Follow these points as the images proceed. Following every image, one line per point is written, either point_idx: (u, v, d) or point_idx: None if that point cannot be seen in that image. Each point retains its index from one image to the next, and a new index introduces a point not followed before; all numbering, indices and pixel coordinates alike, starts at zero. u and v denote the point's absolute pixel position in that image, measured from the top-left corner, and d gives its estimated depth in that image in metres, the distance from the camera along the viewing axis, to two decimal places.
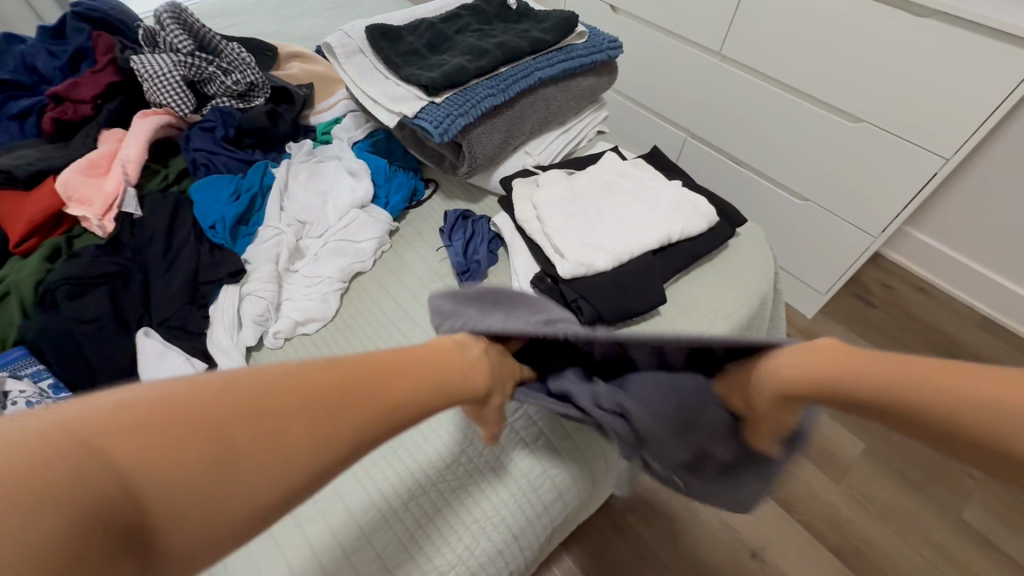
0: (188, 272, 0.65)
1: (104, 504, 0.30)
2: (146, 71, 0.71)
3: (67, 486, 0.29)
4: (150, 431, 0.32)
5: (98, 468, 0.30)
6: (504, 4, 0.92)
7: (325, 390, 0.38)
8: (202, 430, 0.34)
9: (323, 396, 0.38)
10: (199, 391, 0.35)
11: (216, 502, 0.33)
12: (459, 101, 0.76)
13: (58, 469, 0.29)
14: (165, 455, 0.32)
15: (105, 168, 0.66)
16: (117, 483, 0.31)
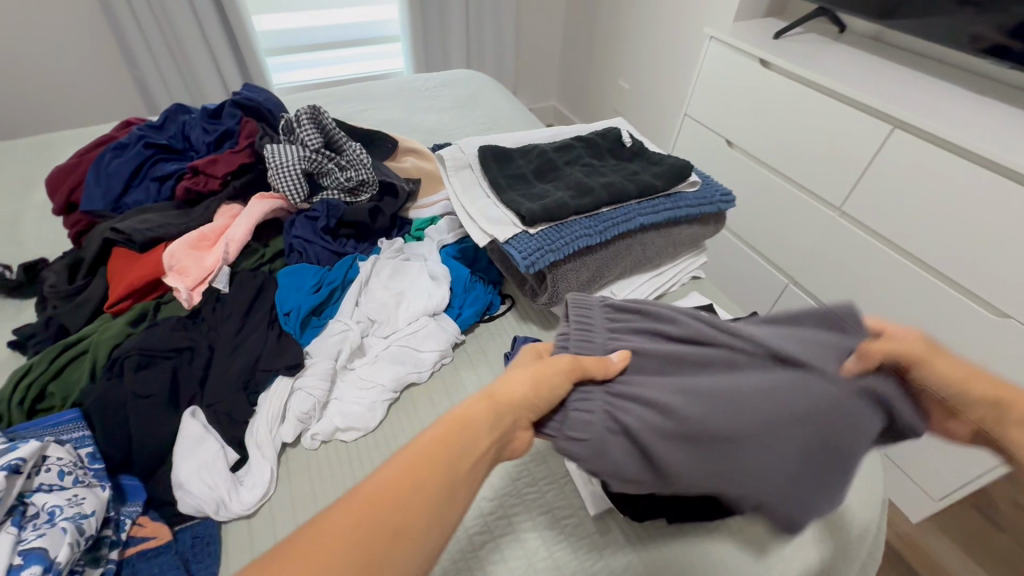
0: (251, 357, 0.66)
1: (384, 538, 0.36)
2: (275, 160, 0.77)
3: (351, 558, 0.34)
4: (349, 528, 0.35)
5: (363, 539, 0.35)
6: (619, 140, 0.92)
7: (473, 417, 0.44)
8: (408, 482, 0.38)
9: (467, 420, 0.44)
10: (390, 477, 0.39)
11: (444, 502, 0.39)
12: (553, 236, 0.74)
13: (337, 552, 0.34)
14: (387, 513, 0.37)
15: (212, 243, 0.70)
16: (383, 535, 0.36)
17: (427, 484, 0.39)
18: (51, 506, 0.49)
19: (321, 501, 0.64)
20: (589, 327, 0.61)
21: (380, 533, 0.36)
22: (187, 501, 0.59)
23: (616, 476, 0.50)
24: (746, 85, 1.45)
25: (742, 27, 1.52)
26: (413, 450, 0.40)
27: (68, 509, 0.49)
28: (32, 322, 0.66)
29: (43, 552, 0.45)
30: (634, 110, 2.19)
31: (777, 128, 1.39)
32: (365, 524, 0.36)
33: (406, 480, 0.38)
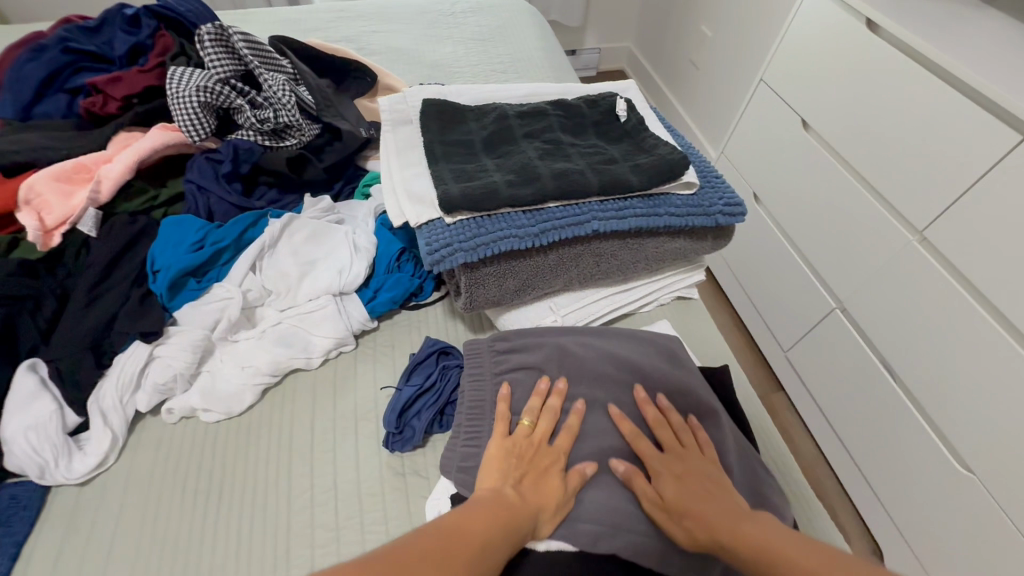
0: (104, 316, 0.59)
1: None
2: (176, 87, 0.65)
3: None
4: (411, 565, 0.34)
5: None
6: (611, 114, 0.72)
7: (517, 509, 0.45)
8: (456, 544, 0.38)
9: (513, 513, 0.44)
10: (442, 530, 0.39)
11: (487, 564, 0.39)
12: (471, 231, 0.58)
13: None
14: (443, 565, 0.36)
15: (87, 178, 0.62)
16: None
17: (489, 543, 0.40)
18: None
19: (158, 485, 0.58)
20: (484, 376, 0.59)
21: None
22: (11, 460, 0.54)
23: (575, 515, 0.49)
24: (839, 47, 1.11)
25: None
26: (463, 515, 0.41)
27: None
28: None
29: None
30: (710, 61, 1.84)
31: (864, 110, 1.06)
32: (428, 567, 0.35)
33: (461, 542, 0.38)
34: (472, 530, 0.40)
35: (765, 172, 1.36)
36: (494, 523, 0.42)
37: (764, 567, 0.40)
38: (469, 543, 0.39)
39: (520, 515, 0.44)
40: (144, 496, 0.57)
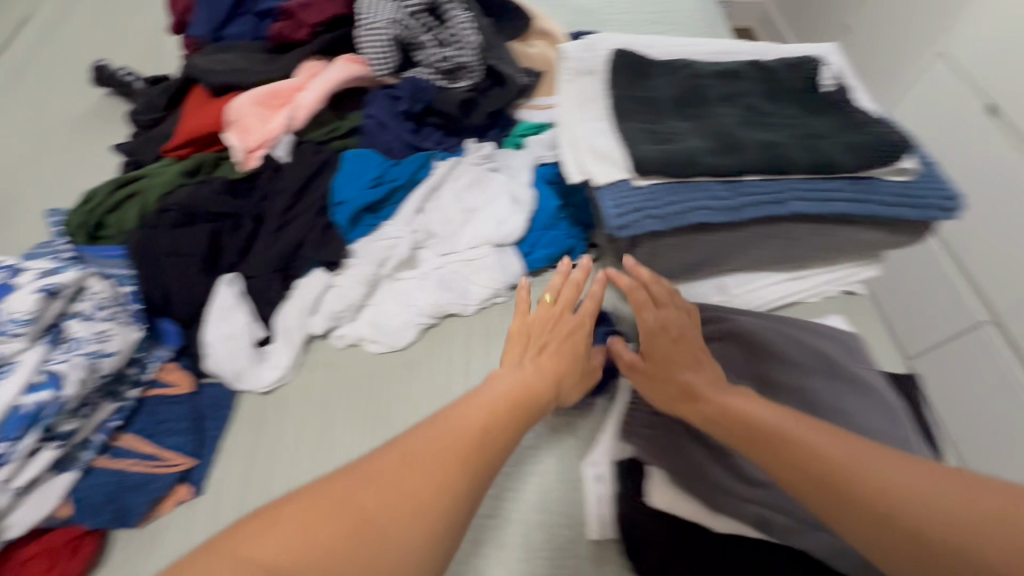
0: (293, 241, 0.61)
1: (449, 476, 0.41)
2: (367, 18, 0.64)
3: (423, 500, 0.39)
4: (409, 466, 0.41)
5: (439, 492, 0.40)
6: (814, 82, 0.64)
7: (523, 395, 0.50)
8: (461, 445, 0.44)
9: (519, 400, 0.50)
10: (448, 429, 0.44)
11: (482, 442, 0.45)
12: (666, 198, 0.55)
13: (418, 496, 0.39)
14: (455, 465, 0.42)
15: (282, 103, 0.63)
16: (445, 480, 0.41)
17: (491, 430, 0.46)
18: (80, 335, 0.51)
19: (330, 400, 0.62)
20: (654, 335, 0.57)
21: (445, 473, 0.41)
22: (209, 360, 0.59)
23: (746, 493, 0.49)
24: None
25: None
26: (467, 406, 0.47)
27: (91, 344, 0.51)
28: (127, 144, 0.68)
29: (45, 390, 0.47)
30: (867, 25, 1.63)
31: None
32: (427, 462, 0.41)
33: (464, 438, 0.44)
34: (479, 423, 0.46)
35: None
36: (492, 416, 0.47)
37: (812, 467, 0.40)
38: (462, 432, 0.44)
39: (529, 394, 0.51)
40: (319, 409, 0.62)
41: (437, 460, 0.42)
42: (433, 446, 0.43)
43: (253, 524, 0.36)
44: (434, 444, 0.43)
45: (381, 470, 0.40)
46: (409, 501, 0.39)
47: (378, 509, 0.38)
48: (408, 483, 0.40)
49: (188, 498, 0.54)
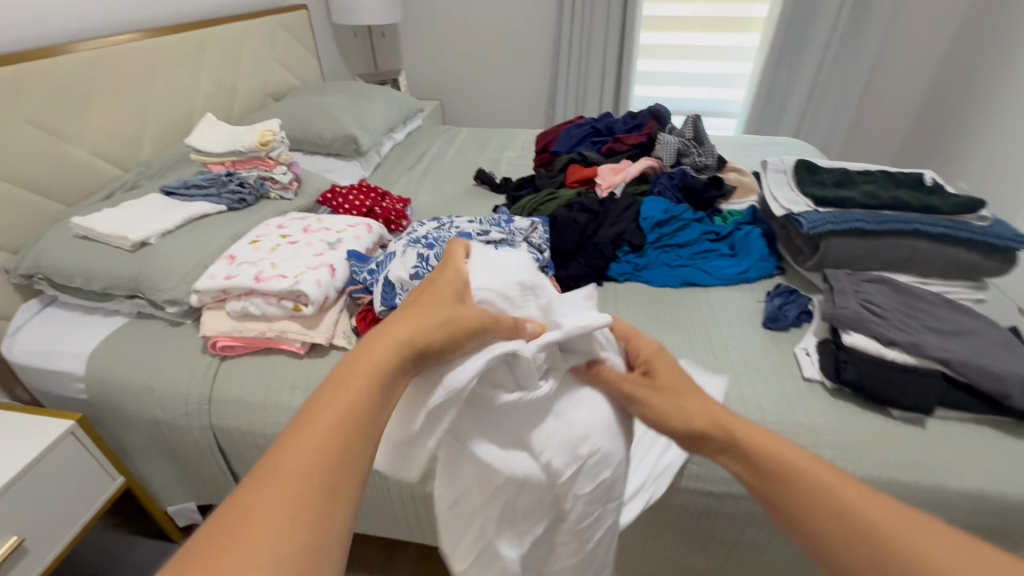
0: (622, 228, 1.17)
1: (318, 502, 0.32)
2: (662, 142, 1.35)
3: (274, 552, 0.29)
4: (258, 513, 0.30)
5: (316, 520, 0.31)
6: (919, 181, 1.15)
7: (365, 363, 0.40)
8: (317, 457, 0.33)
9: (365, 369, 0.40)
10: (290, 453, 0.33)
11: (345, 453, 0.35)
12: (837, 216, 1.05)
13: (271, 540, 0.29)
14: (310, 484, 0.32)
15: (619, 173, 1.30)
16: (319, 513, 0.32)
17: (345, 426, 0.36)
18: (540, 244, 1.08)
19: None
20: (835, 279, 0.98)
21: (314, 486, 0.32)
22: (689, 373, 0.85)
23: (912, 338, 0.84)
24: None
25: None
26: (311, 411, 0.36)
27: (544, 248, 1.08)
28: (529, 187, 1.36)
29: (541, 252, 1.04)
30: None
31: None
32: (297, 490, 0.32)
33: (299, 460, 0.33)
34: (319, 425, 0.35)
35: None
36: (352, 407, 0.37)
37: (863, 524, 0.41)
38: (314, 437, 0.34)
39: (388, 368, 0.40)
40: None
41: (327, 440, 0.34)
42: (341, 379, 0.38)
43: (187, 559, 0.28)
44: (338, 404, 0.36)
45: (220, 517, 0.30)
46: (317, 464, 0.33)
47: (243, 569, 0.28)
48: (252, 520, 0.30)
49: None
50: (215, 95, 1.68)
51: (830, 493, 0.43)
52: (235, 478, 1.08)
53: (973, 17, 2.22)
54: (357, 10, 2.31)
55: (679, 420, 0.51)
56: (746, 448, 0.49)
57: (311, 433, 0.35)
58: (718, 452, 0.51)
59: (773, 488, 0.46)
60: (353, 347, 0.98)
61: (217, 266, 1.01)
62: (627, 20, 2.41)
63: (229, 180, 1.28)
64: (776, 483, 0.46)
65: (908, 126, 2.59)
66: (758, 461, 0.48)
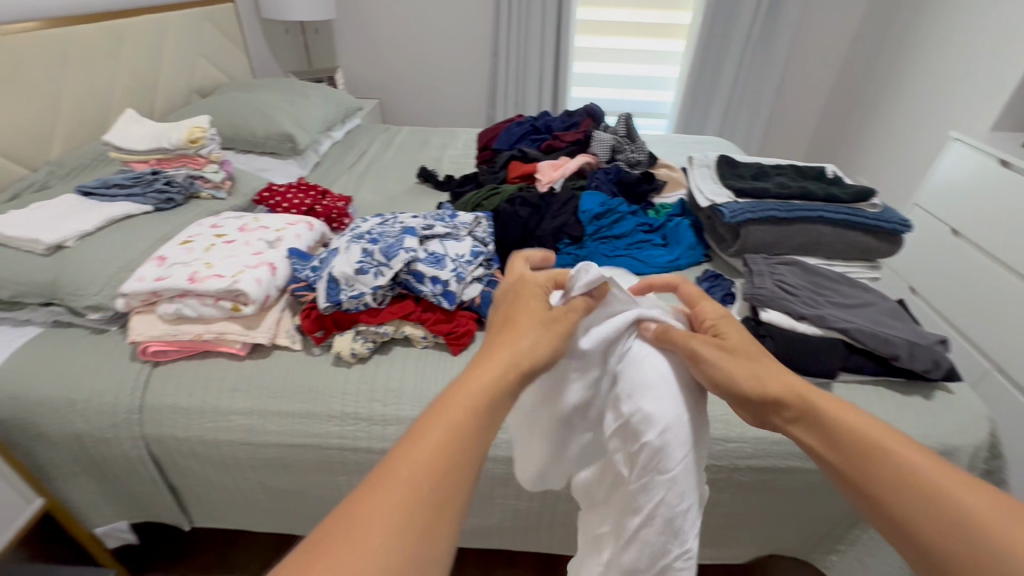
0: (562, 221, 1.22)
1: (427, 507, 0.39)
2: (597, 139, 1.42)
3: (395, 545, 0.37)
4: (386, 506, 0.38)
5: (426, 522, 0.39)
6: (823, 173, 1.28)
7: (480, 386, 0.47)
8: (435, 468, 0.41)
9: (479, 392, 0.46)
10: (415, 460, 0.41)
11: (454, 467, 0.42)
12: (754, 205, 1.16)
13: (395, 535, 0.37)
14: (426, 490, 0.40)
15: (558, 168, 1.35)
16: (428, 518, 0.39)
17: (459, 445, 0.43)
18: (484, 236, 1.11)
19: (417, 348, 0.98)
20: (755, 262, 1.08)
21: (427, 491, 0.40)
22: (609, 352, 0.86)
23: (817, 312, 0.95)
24: (984, 181, 1.60)
25: (995, 135, 1.69)
26: (433, 423, 0.44)
27: (488, 240, 1.11)
28: (471, 184, 1.39)
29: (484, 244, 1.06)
30: None
31: (1000, 223, 1.53)
32: (415, 493, 0.39)
33: (420, 467, 0.41)
34: (437, 437, 0.42)
35: (927, 272, 1.79)
36: (463, 425, 0.44)
37: (931, 500, 0.45)
38: (430, 448, 0.42)
39: (490, 389, 0.47)
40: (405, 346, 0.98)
41: (440, 456, 0.42)
42: (457, 396, 0.46)
43: (332, 532, 0.37)
44: (455, 423, 0.44)
45: (357, 501, 0.39)
46: (434, 478, 0.41)
47: (373, 554, 0.36)
48: (384, 514, 0.38)
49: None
50: (134, 90, 1.58)
51: (900, 471, 0.47)
52: (171, 490, 1.02)
53: (864, 30, 2.49)
54: (288, 4, 2.24)
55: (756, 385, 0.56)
56: (827, 416, 0.53)
57: (431, 444, 0.42)
58: (789, 420, 0.55)
59: (846, 456, 0.50)
60: (297, 346, 0.96)
61: (145, 267, 0.95)
62: (562, 23, 2.49)
63: (154, 178, 1.22)
64: (860, 465, 0.49)
65: (814, 126, 2.85)
66: (831, 429, 0.52)
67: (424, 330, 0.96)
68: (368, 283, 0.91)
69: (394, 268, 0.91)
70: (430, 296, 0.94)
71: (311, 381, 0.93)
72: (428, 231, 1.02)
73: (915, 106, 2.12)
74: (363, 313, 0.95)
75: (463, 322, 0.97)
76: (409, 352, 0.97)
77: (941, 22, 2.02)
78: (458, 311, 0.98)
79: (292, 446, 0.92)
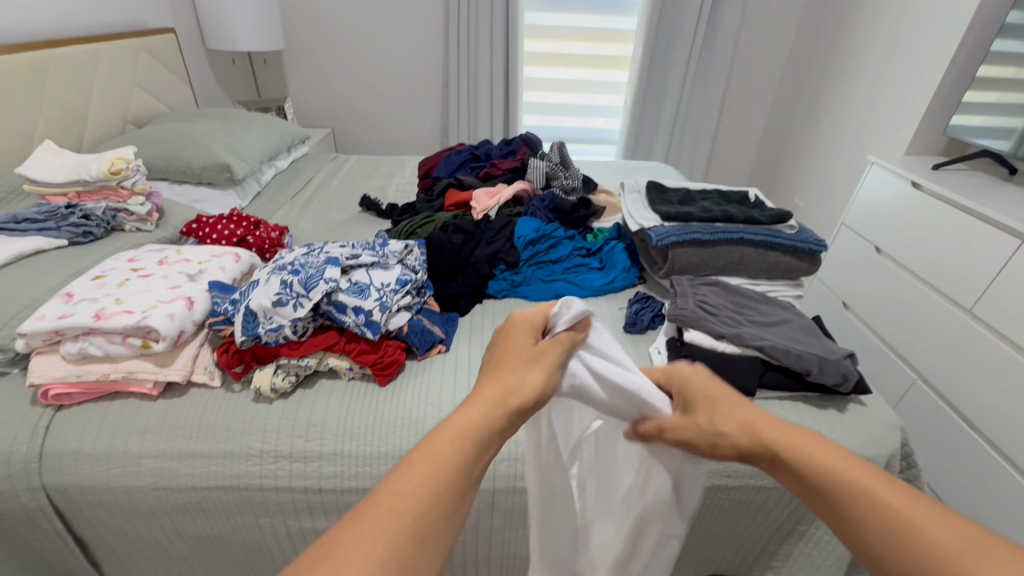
0: (496, 248, 1.24)
1: (406, 547, 0.38)
2: (533, 167, 1.46)
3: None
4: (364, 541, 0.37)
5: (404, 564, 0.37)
6: (745, 197, 1.34)
7: (472, 424, 0.47)
8: (419, 504, 0.40)
9: (471, 430, 0.47)
10: (400, 494, 0.40)
11: (439, 506, 0.41)
12: (679, 229, 1.20)
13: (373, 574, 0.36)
14: (407, 527, 0.39)
15: (493, 196, 1.38)
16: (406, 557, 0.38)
17: (448, 484, 0.42)
18: (415, 264, 1.11)
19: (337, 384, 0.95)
20: (681, 284, 1.11)
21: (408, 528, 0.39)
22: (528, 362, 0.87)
23: (737, 331, 0.98)
24: (900, 201, 1.70)
25: (908, 159, 1.81)
26: (423, 457, 0.43)
27: (418, 267, 1.11)
28: (409, 212, 1.40)
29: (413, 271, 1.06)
30: (808, 222, 2.49)
31: (916, 241, 1.63)
32: (396, 529, 0.38)
33: (406, 501, 0.40)
34: (426, 473, 0.42)
35: (856, 288, 1.88)
36: (450, 463, 0.43)
37: (915, 546, 0.44)
38: (417, 484, 0.41)
39: (482, 428, 0.47)
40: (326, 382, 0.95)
41: (425, 494, 0.41)
42: (448, 432, 0.46)
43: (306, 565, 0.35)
44: (445, 460, 0.43)
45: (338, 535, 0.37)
46: (419, 517, 0.40)
47: None
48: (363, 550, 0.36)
49: (443, 352, 1.02)
50: (59, 121, 1.53)
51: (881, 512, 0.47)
52: (76, 543, 0.95)
53: (792, 62, 2.66)
54: (233, 35, 2.23)
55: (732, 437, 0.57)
56: (806, 462, 0.52)
57: (418, 480, 0.41)
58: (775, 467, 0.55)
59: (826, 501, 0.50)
60: (215, 383, 0.93)
61: (49, 305, 0.91)
62: (509, 55, 2.57)
63: (70, 212, 1.17)
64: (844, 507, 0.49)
65: (754, 152, 3.00)
66: (809, 475, 0.52)
67: (349, 361, 0.94)
68: (286, 315, 0.89)
69: (313, 298, 0.90)
70: (353, 326, 0.93)
71: (227, 419, 0.89)
72: (353, 261, 1.02)
73: (840, 132, 2.26)
74: (283, 346, 0.92)
75: (389, 351, 0.96)
76: (335, 384, 0.94)
77: (857, 56, 2.18)
78: (385, 341, 0.97)
79: (205, 489, 0.87)
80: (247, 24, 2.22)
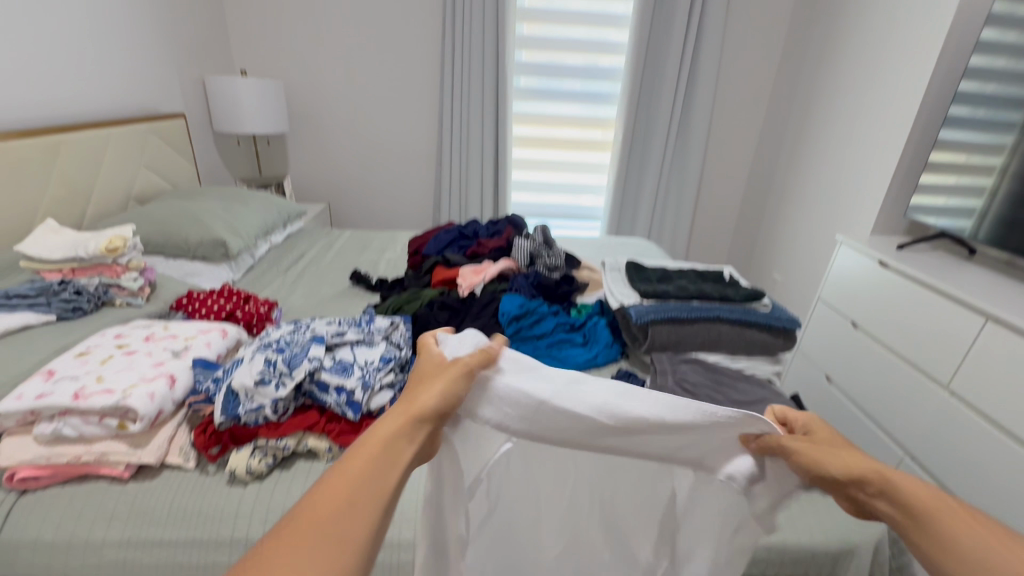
0: (481, 323, 1.27)
1: None
2: (517, 246, 1.53)
3: None
4: None
5: None
6: (721, 276, 1.41)
7: (374, 440, 0.45)
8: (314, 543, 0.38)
9: (374, 448, 0.45)
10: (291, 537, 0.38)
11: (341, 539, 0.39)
12: (657, 307, 1.24)
13: None
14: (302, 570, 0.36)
15: (479, 274, 1.43)
16: None
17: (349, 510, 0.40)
18: (400, 341, 1.13)
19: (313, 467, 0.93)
20: (663, 362, 1.13)
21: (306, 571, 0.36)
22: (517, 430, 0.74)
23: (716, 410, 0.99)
24: (870, 278, 1.78)
25: (873, 238, 1.92)
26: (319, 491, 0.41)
27: (403, 343, 1.13)
28: (398, 289, 1.44)
29: (397, 348, 1.08)
30: (787, 296, 2.57)
31: (888, 316, 1.69)
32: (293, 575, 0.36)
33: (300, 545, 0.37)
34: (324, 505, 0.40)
35: (838, 362, 1.91)
36: (354, 487, 0.41)
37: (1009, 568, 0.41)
38: (313, 521, 0.39)
39: (392, 445, 0.45)
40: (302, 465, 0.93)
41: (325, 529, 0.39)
42: (351, 460, 0.43)
43: None
44: (344, 486, 0.41)
45: None
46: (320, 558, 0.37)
47: None
48: None
49: None
50: (63, 199, 1.60)
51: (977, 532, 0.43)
52: None
53: (761, 149, 2.87)
54: (240, 120, 2.39)
55: (834, 468, 0.51)
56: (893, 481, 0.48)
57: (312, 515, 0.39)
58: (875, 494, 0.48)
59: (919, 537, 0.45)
60: (189, 464, 0.91)
61: (29, 384, 0.91)
62: (499, 139, 2.76)
63: (62, 288, 1.19)
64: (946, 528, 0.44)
65: (732, 228, 3.15)
66: (911, 507, 0.46)
67: (329, 441, 0.93)
68: (268, 395, 0.90)
69: (296, 377, 0.91)
70: (335, 406, 0.93)
71: (197, 504, 0.86)
72: (337, 340, 1.04)
73: (810, 213, 2.40)
74: (262, 427, 0.92)
75: None
76: (313, 467, 0.93)
77: (818, 145, 2.37)
78: (366, 420, 0.96)
79: None
80: (254, 110, 2.38)
